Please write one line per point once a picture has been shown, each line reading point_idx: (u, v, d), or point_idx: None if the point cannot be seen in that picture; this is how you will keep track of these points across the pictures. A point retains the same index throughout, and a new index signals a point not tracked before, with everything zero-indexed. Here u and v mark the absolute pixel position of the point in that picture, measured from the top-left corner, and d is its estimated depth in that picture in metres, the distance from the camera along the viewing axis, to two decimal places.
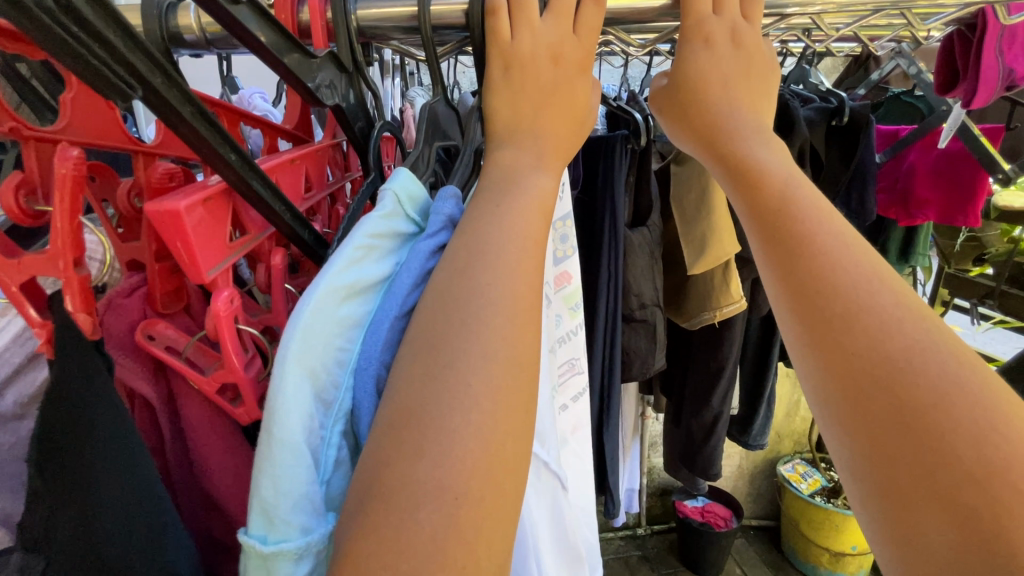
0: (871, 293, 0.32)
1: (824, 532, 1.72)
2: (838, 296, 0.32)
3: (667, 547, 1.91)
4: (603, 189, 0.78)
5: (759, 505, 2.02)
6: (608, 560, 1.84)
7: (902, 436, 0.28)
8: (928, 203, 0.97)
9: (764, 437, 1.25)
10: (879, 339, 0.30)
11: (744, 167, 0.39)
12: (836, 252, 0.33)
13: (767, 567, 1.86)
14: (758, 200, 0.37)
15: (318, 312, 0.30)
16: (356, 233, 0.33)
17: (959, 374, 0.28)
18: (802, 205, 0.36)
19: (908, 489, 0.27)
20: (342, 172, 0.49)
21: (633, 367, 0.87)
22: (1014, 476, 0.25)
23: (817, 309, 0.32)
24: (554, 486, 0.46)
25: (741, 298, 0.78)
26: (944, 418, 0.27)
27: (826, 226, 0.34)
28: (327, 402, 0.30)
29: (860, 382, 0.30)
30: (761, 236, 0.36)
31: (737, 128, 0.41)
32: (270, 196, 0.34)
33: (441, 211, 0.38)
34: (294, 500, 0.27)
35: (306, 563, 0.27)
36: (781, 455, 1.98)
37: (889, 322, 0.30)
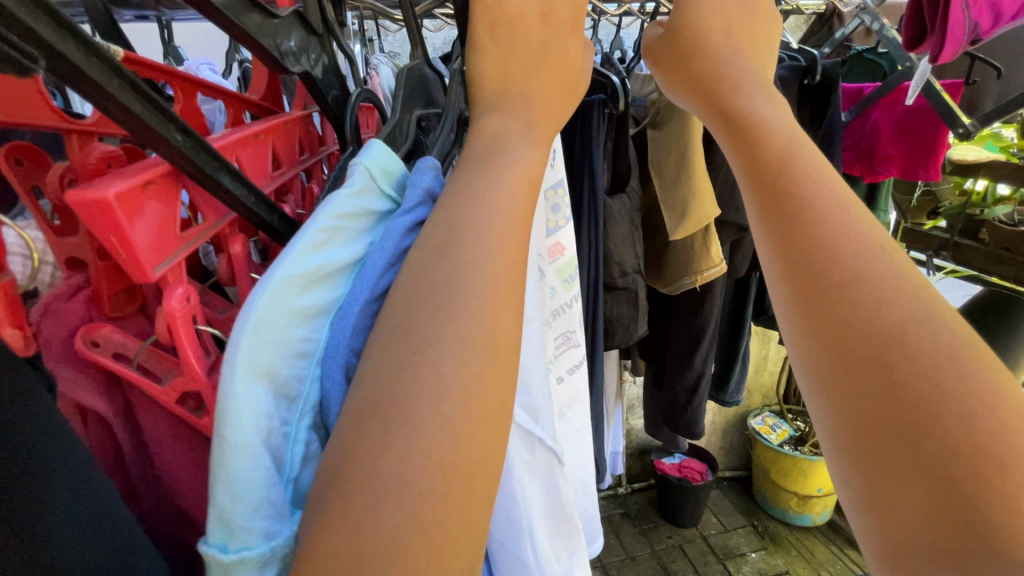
0: (868, 261, 0.31)
1: (792, 478, 1.82)
2: (835, 266, 0.32)
3: (647, 503, 1.99)
4: (580, 158, 0.77)
5: (732, 457, 2.12)
6: None
7: (882, 403, 0.28)
8: (891, 158, 1.00)
9: (739, 394, 1.30)
10: (875, 310, 0.30)
11: (745, 123, 0.37)
12: (834, 214, 0.33)
13: (740, 513, 1.96)
14: (759, 159, 0.36)
15: (273, 303, 0.27)
16: (320, 213, 0.31)
17: (949, 343, 0.28)
18: (803, 166, 0.35)
19: (889, 458, 0.28)
20: (316, 147, 0.45)
21: (616, 335, 0.87)
22: (995, 446, 0.26)
23: (814, 279, 0.32)
24: (549, 463, 0.45)
25: (722, 261, 0.79)
26: (936, 392, 0.27)
27: (825, 188, 0.34)
28: (289, 396, 0.28)
29: (851, 351, 0.30)
30: (760, 192, 0.35)
31: (739, 81, 0.40)
32: (232, 182, 0.31)
33: (417, 185, 0.35)
34: (253, 505, 0.25)
35: (272, 568, 0.26)
36: (751, 409, 2.07)
37: (887, 292, 0.30)
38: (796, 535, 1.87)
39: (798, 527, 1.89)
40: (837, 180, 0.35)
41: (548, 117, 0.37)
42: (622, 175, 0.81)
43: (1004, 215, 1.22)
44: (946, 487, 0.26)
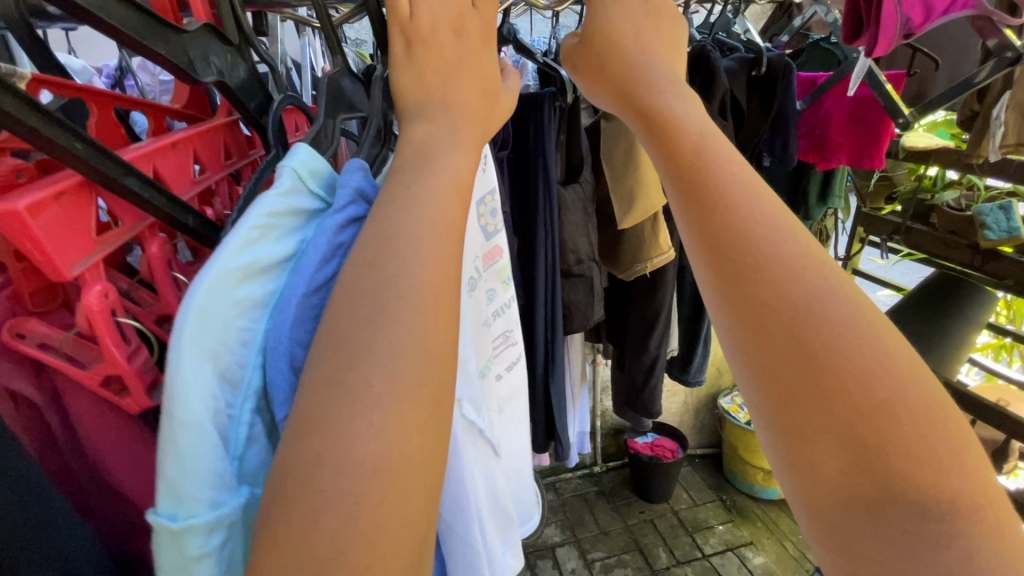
0: (775, 241, 0.34)
1: (758, 454, 1.90)
2: (749, 247, 0.34)
3: (622, 480, 2.06)
4: (534, 151, 0.79)
5: (703, 435, 2.19)
6: (569, 497, 1.98)
7: (803, 377, 0.31)
8: (840, 147, 1.04)
9: (702, 373, 1.35)
10: (785, 286, 0.32)
11: (661, 116, 0.39)
12: (747, 205, 0.35)
13: (710, 488, 2.04)
14: (678, 155, 0.37)
15: (213, 293, 0.29)
16: (250, 212, 0.32)
17: (849, 316, 0.31)
18: (715, 156, 0.37)
19: (806, 425, 0.30)
20: (246, 150, 0.47)
21: (574, 322, 0.91)
22: (894, 406, 0.29)
23: (733, 262, 0.34)
24: (487, 454, 0.48)
25: (669, 248, 0.83)
26: (838, 357, 0.30)
27: (740, 182, 0.36)
28: (233, 381, 0.30)
29: (769, 328, 0.32)
30: (675, 184, 0.37)
31: (654, 78, 0.42)
32: (141, 186, 0.33)
33: (347, 185, 0.37)
34: (201, 477, 0.27)
35: (218, 534, 0.28)
36: (722, 388, 2.14)
37: (792, 269, 0.33)
38: (763, 508, 1.96)
39: (765, 501, 1.98)
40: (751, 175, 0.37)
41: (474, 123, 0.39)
42: (575, 165, 0.84)
43: (951, 200, 1.28)
44: (857, 446, 0.29)
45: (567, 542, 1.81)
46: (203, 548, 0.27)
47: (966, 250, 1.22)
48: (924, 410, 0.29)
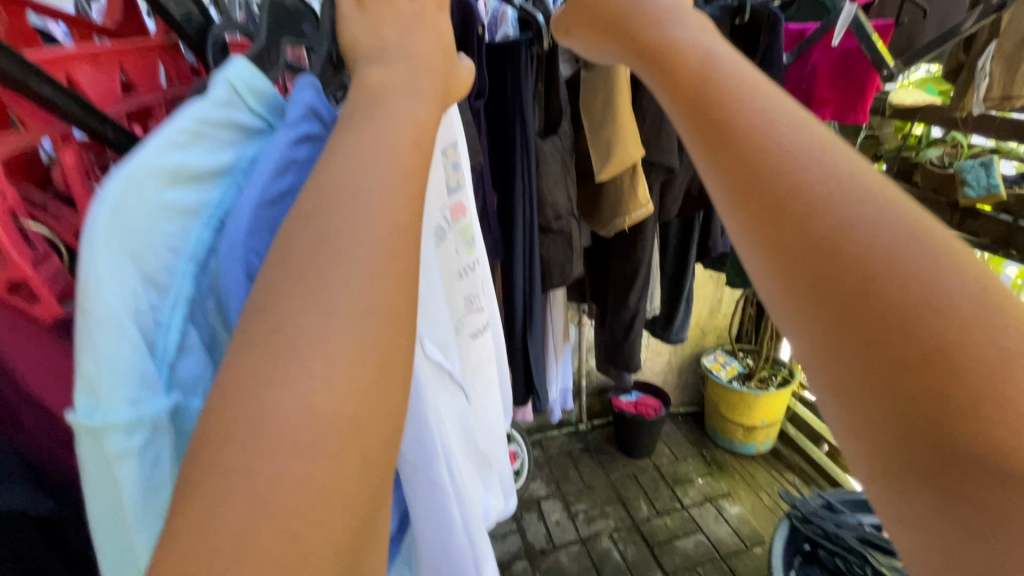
0: (831, 176, 0.27)
1: (738, 410, 1.95)
2: (798, 181, 0.27)
3: (606, 437, 2.12)
4: (511, 101, 0.77)
5: (686, 394, 2.25)
6: (554, 454, 2.04)
7: (859, 344, 0.25)
8: (826, 101, 1.03)
9: (684, 331, 1.37)
10: (850, 230, 0.26)
11: (671, 45, 0.34)
12: (790, 142, 0.29)
13: (691, 443, 2.10)
14: (689, 84, 0.32)
15: (134, 188, 0.26)
16: (182, 114, 0.29)
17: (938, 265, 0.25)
18: (737, 78, 0.31)
19: (880, 403, 0.24)
20: (191, 78, 0.44)
21: (552, 279, 0.91)
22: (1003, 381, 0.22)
23: (779, 200, 0.27)
24: (458, 400, 0.49)
25: (648, 202, 0.83)
26: (933, 318, 0.24)
27: (779, 117, 0.29)
28: (158, 284, 0.27)
29: (832, 283, 0.25)
30: (692, 113, 0.31)
31: (661, 8, 0.37)
32: (55, 92, 0.29)
33: (299, 102, 0.36)
34: (120, 377, 0.25)
35: (140, 435, 0.26)
36: (705, 348, 2.18)
37: (857, 208, 0.26)
38: (741, 462, 2.03)
39: (744, 455, 2.05)
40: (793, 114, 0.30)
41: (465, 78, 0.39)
42: (553, 118, 0.83)
43: (935, 158, 1.27)
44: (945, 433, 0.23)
45: (552, 495, 1.87)
46: (123, 448, 0.25)
47: (945, 207, 1.23)
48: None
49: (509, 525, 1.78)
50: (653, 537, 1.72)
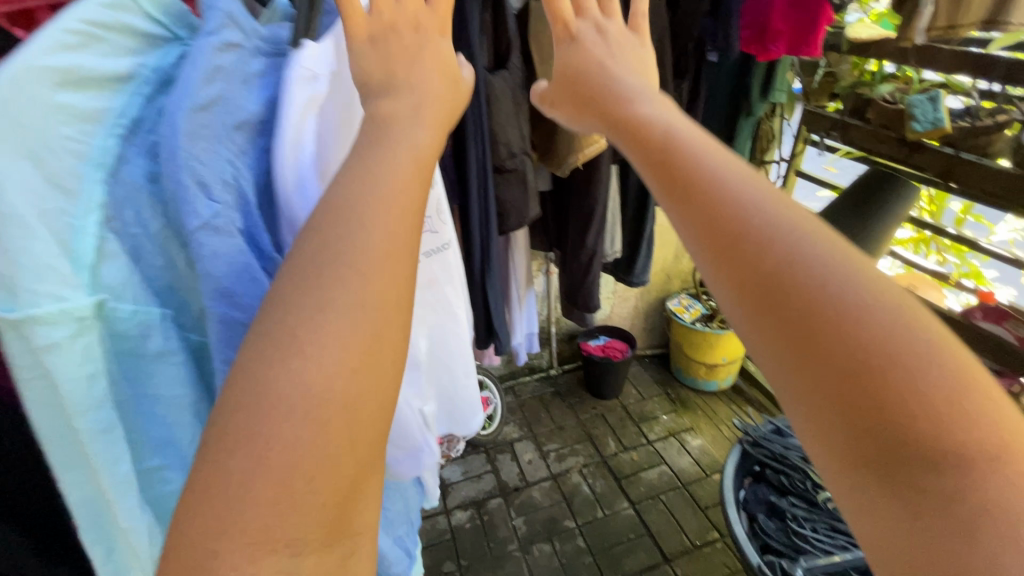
0: (793, 235, 0.29)
1: (701, 350, 2.03)
2: (768, 242, 0.29)
3: (576, 381, 2.19)
4: (458, 35, 0.74)
5: (652, 337, 2.32)
6: (526, 398, 2.11)
7: (797, 351, 0.27)
8: (780, 34, 1.01)
9: (645, 274, 1.39)
10: (821, 293, 0.27)
11: (634, 120, 0.39)
12: (720, 178, 0.33)
13: (657, 383, 2.20)
14: (658, 154, 0.35)
15: (27, 84, 0.27)
16: (68, 16, 0.30)
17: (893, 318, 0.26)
18: (697, 147, 0.35)
19: (870, 456, 0.24)
20: None
21: (509, 223, 0.91)
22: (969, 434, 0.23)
23: (755, 259, 0.29)
24: None
25: (601, 138, 0.84)
26: (900, 377, 0.24)
27: (714, 160, 0.34)
28: (67, 187, 0.28)
29: (813, 341, 0.26)
30: (662, 179, 0.34)
31: (627, 90, 0.42)
32: None
33: (210, 8, 0.38)
34: (37, 270, 0.26)
35: (67, 330, 0.27)
36: (671, 292, 2.23)
37: (824, 269, 0.28)
38: (704, 398, 2.13)
39: (706, 392, 2.15)
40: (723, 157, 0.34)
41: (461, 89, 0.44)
42: (503, 53, 0.80)
43: (886, 93, 1.29)
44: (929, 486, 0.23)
45: (524, 437, 1.95)
46: (51, 340, 0.26)
47: (895, 143, 1.25)
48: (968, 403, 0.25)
49: (484, 466, 1.86)
50: (620, 470, 1.82)
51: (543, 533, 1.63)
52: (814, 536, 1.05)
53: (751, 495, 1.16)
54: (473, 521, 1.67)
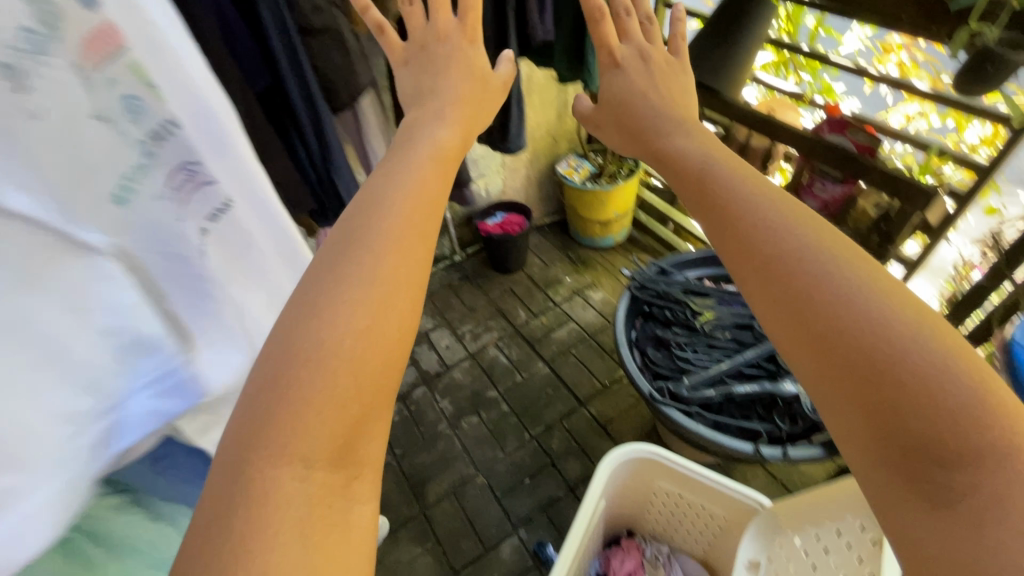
0: (826, 268, 0.37)
1: (594, 210, 2.06)
2: (793, 271, 0.38)
3: (481, 262, 2.18)
4: None
5: (548, 204, 2.31)
6: (434, 289, 2.08)
7: (827, 367, 0.35)
8: None
9: (522, 138, 1.31)
10: (843, 314, 0.35)
11: (696, 176, 0.48)
12: (770, 218, 0.41)
13: (557, 248, 2.24)
14: (713, 208, 0.45)
15: None
16: None
17: (902, 325, 0.34)
18: (741, 195, 0.44)
19: (889, 458, 0.31)
20: None
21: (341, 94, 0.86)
22: (969, 432, 0.30)
23: (786, 296, 0.38)
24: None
25: None
26: (909, 381, 0.32)
27: (762, 205, 0.42)
28: None
29: (835, 362, 0.34)
30: (711, 227, 0.44)
31: (684, 154, 0.53)
32: None
33: None
34: None
35: None
36: (559, 155, 2.19)
37: (851, 295, 0.36)
38: (602, 254, 2.21)
39: (604, 248, 2.23)
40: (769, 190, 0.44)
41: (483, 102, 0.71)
42: None
43: None
44: (928, 485, 0.30)
45: (438, 326, 1.96)
46: None
47: None
48: (970, 380, 0.32)
49: None
50: (532, 335, 1.90)
51: (469, 408, 1.71)
52: (694, 356, 1.18)
53: (641, 333, 1.26)
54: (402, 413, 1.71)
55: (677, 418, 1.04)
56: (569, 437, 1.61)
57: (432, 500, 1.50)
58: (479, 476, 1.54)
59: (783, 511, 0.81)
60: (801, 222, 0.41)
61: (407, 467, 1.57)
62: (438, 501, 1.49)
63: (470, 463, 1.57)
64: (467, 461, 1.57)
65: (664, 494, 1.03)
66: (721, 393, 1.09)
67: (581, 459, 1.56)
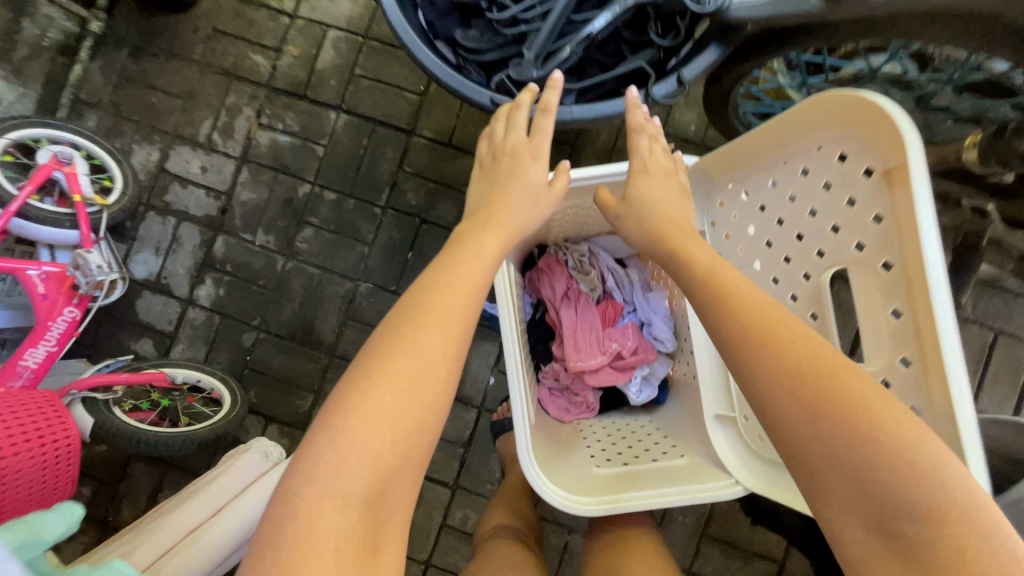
0: (816, 355, 0.51)
1: None
2: (788, 352, 0.52)
3: (139, 11, 1.29)
4: None
5: None
6: (112, 97, 1.28)
7: (816, 425, 0.48)
8: None
9: None
10: (836, 393, 0.49)
11: (693, 271, 0.63)
12: (762, 314, 0.55)
13: None
14: (715, 297, 0.59)
15: None
16: None
17: (890, 411, 0.47)
18: (736, 290, 0.58)
19: (863, 511, 0.45)
20: None
21: None
22: (927, 499, 0.43)
23: (793, 371, 0.51)
24: None
25: None
26: (880, 446, 0.46)
27: (757, 301, 0.57)
28: None
29: (829, 426, 0.48)
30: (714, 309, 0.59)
31: (662, 234, 0.68)
32: None
33: None
34: None
35: None
36: None
37: (841, 381, 0.49)
38: None
39: None
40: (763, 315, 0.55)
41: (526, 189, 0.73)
42: None
43: None
44: (895, 542, 0.44)
45: (167, 148, 1.28)
46: None
47: None
48: (930, 450, 0.45)
49: (166, 225, 1.27)
50: (293, 82, 1.28)
51: (293, 223, 1.27)
52: (520, 12, 0.80)
53: (433, 11, 0.86)
54: (223, 284, 1.26)
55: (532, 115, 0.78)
56: (421, 179, 1.25)
57: (332, 342, 1.25)
58: (362, 282, 1.25)
59: (714, 164, 0.75)
60: (792, 321, 0.54)
61: (277, 327, 1.25)
62: (338, 337, 1.25)
63: (340, 279, 1.25)
64: (335, 279, 1.25)
65: (564, 214, 0.88)
66: (580, 44, 0.77)
67: (450, 195, 1.25)
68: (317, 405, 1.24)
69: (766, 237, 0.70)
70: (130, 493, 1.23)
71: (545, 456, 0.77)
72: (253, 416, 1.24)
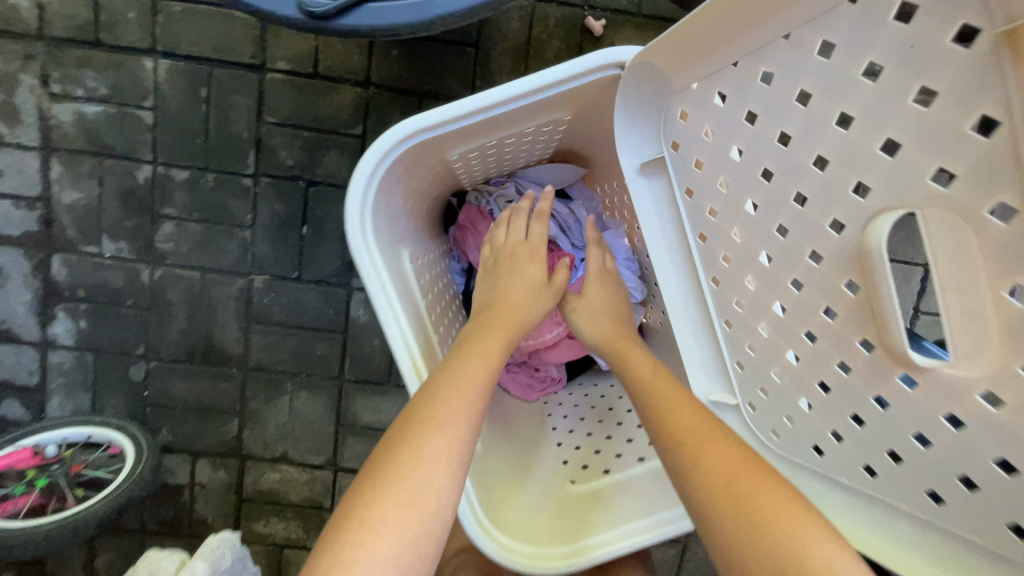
0: (738, 466, 0.51)
1: None
2: (713, 464, 0.52)
3: None
4: None
5: None
6: None
7: (739, 536, 0.48)
8: None
9: None
10: (754, 508, 0.49)
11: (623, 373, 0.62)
12: (691, 422, 0.55)
13: None
14: (645, 400, 0.59)
15: None
16: None
17: (807, 527, 0.47)
18: (665, 390, 0.58)
19: None
20: None
21: None
22: None
23: (715, 481, 0.51)
24: None
25: None
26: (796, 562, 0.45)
27: (686, 410, 0.56)
28: None
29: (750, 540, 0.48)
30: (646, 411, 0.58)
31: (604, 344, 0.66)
32: None
33: None
34: None
35: None
36: None
37: (760, 492, 0.49)
38: None
39: None
40: (688, 432, 0.54)
41: (533, 291, 0.66)
42: None
43: None
44: None
45: None
46: None
47: None
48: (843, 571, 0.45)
49: None
50: (78, 23, 0.91)
51: (144, 221, 0.98)
52: None
53: None
54: (83, 315, 1.00)
55: (375, 23, 0.50)
56: (294, 130, 0.95)
57: (241, 354, 1.03)
58: (256, 276, 1.00)
59: (667, 53, 0.51)
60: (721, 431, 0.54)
61: (168, 350, 1.02)
62: (246, 346, 1.02)
63: (227, 278, 1.00)
64: (220, 279, 1.00)
65: (468, 157, 0.63)
66: None
67: (336, 143, 0.96)
68: (245, 427, 1.05)
69: (762, 162, 0.47)
70: (63, 567, 1.07)
71: (504, 489, 0.64)
72: (174, 455, 1.06)
